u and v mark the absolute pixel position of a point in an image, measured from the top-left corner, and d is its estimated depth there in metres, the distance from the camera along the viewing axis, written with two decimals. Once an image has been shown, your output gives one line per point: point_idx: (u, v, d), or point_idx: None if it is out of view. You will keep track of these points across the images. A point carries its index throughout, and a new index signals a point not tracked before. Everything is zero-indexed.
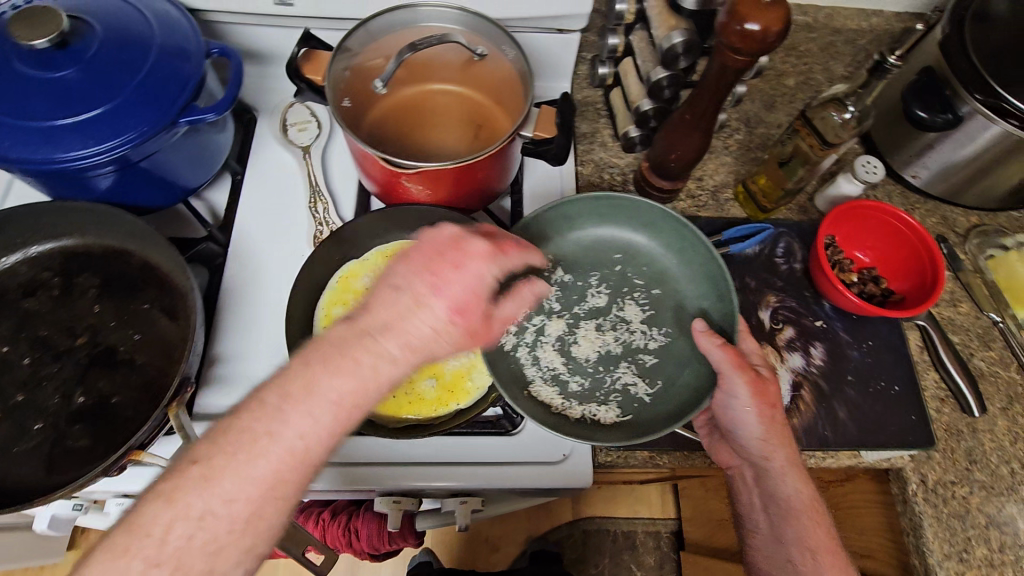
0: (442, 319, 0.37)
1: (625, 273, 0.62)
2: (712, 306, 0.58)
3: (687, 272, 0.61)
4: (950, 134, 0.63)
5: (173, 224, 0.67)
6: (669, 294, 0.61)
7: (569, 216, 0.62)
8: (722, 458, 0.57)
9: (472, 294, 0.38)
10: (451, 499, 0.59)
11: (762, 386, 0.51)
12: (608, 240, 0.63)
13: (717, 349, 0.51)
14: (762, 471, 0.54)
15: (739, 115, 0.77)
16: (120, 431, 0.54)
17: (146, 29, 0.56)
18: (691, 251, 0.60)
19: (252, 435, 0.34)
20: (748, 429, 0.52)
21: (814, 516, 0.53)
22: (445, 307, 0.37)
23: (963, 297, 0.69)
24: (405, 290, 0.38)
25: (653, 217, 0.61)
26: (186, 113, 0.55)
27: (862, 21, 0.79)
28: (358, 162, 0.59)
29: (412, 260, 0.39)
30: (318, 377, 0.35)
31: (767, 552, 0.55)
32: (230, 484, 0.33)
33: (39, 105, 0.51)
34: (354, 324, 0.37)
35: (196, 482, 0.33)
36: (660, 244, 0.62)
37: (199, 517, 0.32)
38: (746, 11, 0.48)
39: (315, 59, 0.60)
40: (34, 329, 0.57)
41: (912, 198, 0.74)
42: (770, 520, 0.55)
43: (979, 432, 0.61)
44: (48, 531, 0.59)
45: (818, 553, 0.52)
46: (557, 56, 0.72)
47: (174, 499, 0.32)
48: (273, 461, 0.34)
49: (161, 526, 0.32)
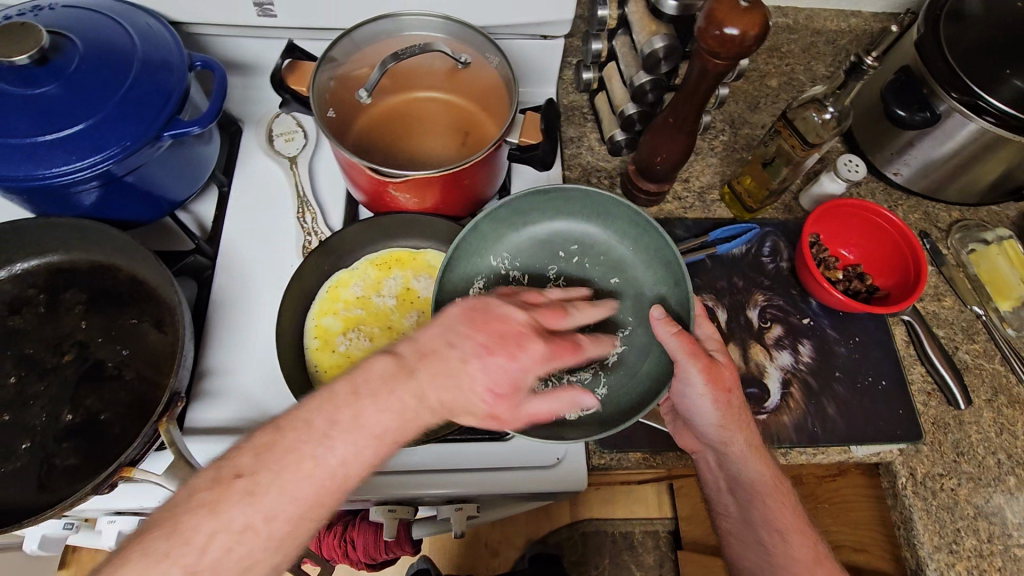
0: (480, 398, 0.40)
1: (583, 264, 0.60)
2: (670, 292, 0.56)
3: (644, 258, 0.58)
4: (929, 131, 0.64)
5: (160, 238, 0.67)
6: (628, 284, 0.58)
7: (520, 211, 0.59)
8: (687, 443, 0.57)
9: (513, 383, 0.41)
10: (447, 506, 0.60)
11: (715, 370, 0.51)
12: (563, 232, 0.61)
13: (673, 337, 0.50)
14: (724, 456, 0.54)
15: (724, 117, 0.78)
16: (109, 448, 0.53)
17: (128, 43, 0.56)
18: (646, 236, 0.57)
19: (299, 456, 0.36)
20: (704, 415, 0.53)
21: (779, 497, 0.54)
22: (487, 390, 0.40)
23: (946, 291, 0.70)
24: (457, 351, 0.40)
25: (605, 205, 0.58)
26: (169, 126, 0.55)
27: (842, 21, 0.78)
28: (344, 171, 0.59)
29: (475, 330, 0.41)
30: (367, 413, 0.37)
31: (738, 535, 0.55)
32: (272, 499, 0.35)
33: (21, 122, 0.51)
34: (402, 366, 0.39)
35: (241, 495, 0.34)
36: (615, 232, 0.59)
37: (241, 530, 0.34)
38: (724, 16, 0.48)
39: (298, 70, 0.60)
40: (19, 347, 0.57)
41: (895, 194, 0.75)
42: (738, 503, 0.55)
43: (965, 424, 0.62)
44: (39, 552, 0.57)
45: (787, 534, 0.53)
46: (541, 62, 0.72)
47: (218, 511, 0.34)
48: (315, 481, 0.36)
49: (203, 535, 0.34)
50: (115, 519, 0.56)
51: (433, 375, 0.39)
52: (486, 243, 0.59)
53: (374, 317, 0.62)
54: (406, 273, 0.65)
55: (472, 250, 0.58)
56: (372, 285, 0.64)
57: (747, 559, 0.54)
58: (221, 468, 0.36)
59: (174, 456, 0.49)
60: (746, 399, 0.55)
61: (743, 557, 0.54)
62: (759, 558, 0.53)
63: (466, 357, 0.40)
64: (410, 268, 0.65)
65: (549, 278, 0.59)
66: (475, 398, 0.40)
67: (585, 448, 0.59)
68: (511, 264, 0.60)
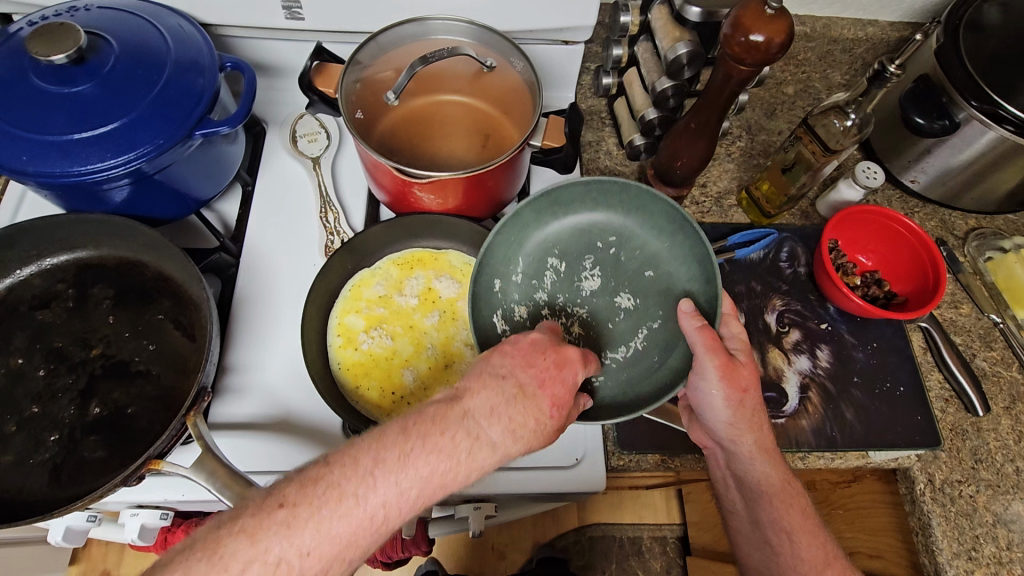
0: (547, 416, 0.42)
1: (619, 256, 0.60)
2: (700, 290, 0.55)
3: (678, 254, 0.58)
4: (947, 140, 0.65)
5: (185, 236, 0.68)
6: (662, 278, 0.58)
7: (562, 201, 0.60)
8: (697, 437, 0.57)
9: (564, 393, 0.43)
10: (465, 505, 0.60)
11: (733, 368, 0.51)
12: (604, 223, 0.61)
13: (696, 331, 0.50)
14: (733, 454, 0.54)
15: (742, 123, 0.79)
16: (135, 442, 0.54)
17: (161, 44, 0.57)
18: (682, 233, 0.57)
19: (339, 493, 0.36)
20: (716, 413, 0.53)
21: (784, 498, 0.53)
22: (550, 406, 0.42)
23: (963, 298, 0.70)
24: (511, 381, 0.42)
25: (644, 200, 0.58)
26: (200, 126, 0.56)
27: (858, 30, 0.76)
28: (370, 171, 0.60)
29: (515, 357, 0.44)
30: (415, 454, 0.37)
31: (746, 534, 0.56)
32: (309, 535, 0.34)
33: (57, 119, 0.52)
34: (448, 407, 0.40)
35: (278, 527, 0.34)
36: (652, 227, 0.59)
37: (274, 564, 0.34)
38: (751, 24, 0.49)
39: (325, 72, 0.62)
40: (48, 340, 0.58)
41: (912, 202, 0.75)
42: (746, 502, 0.55)
43: (984, 431, 0.62)
44: (62, 544, 0.57)
45: (794, 534, 0.52)
46: (563, 67, 0.73)
47: (256, 540, 0.34)
48: (352, 522, 0.36)
49: (240, 565, 0.33)
50: (137, 511, 0.56)
51: (486, 411, 0.40)
52: (526, 230, 0.60)
53: (396, 316, 0.63)
54: (428, 273, 0.65)
55: (512, 236, 0.59)
56: (394, 284, 0.65)
57: (754, 558, 0.55)
58: (268, 496, 0.36)
59: (201, 450, 0.48)
60: (761, 401, 0.55)
61: (750, 555, 0.55)
62: (764, 557, 0.54)
63: (524, 385, 0.42)
64: (432, 268, 0.66)
65: (585, 267, 0.60)
66: (542, 419, 0.42)
67: (603, 447, 0.59)
68: (550, 251, 0.61)
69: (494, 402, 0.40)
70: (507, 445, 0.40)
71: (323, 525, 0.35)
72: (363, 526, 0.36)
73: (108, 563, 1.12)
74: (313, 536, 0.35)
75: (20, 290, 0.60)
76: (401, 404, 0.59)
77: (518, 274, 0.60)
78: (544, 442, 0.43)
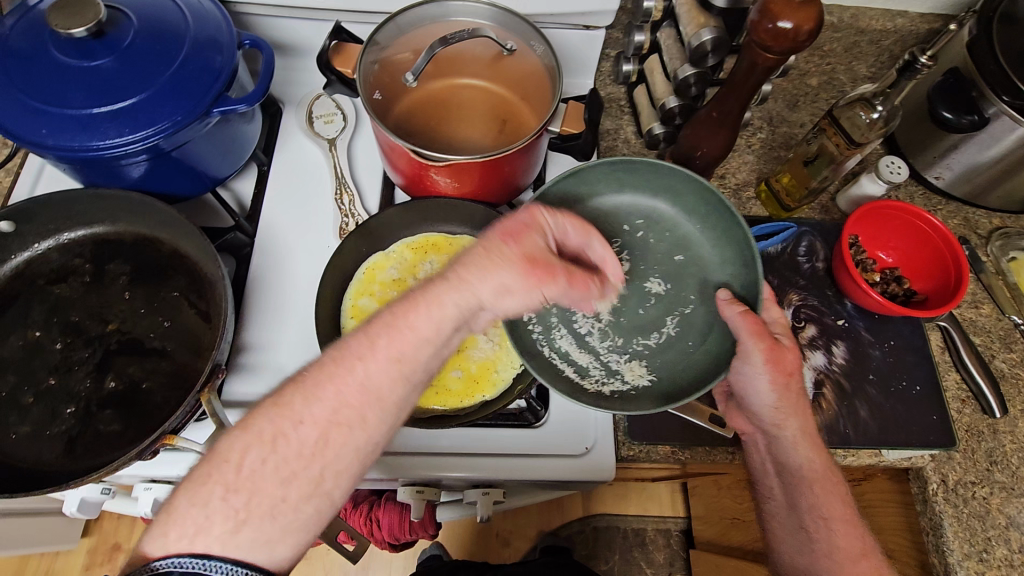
0: (497, 243, 0.45)
1: (647, 239, 0.60)
2: (737, 275, 0.57)
3: (711, 238, 0.59)
4: (975, 135, 0.63)
5: (201, 215, 0.68)
6: (691, 262, 0.59)
7: (589, 182, 0.60)
8: (736, 423, 0.57)
9: (515, 223, 0.46)
10: (473, 490, 0.60)
11: (778, 352, 0.51)
12: (630, 206, 0.61)
13: (738, 316, 0.52)
14: (775, 440, 0.54)
15: (763, 114, 0.77)
16: (149, 417, 0.54)
17: (180, 20, 0.56)
18: (716, 216, 0.58)
19: (321, 365, 0.41)
20: (760, 397, 0.53)
21: (829, 486, 0.53)
22: (501, 235, 0.45)
23: (984, 298, 0.68)
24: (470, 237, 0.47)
25: (675, 181, 0.59)
26: (218, 103, 0.56)
27: (888, 21, 0.74)
28: (385, 153, 0.59)
29: None
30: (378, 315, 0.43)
31: (782, 519, 0.55)
32: (298, 402, 0.39)
33: (77, 93, 0.52)
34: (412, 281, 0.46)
35: (267, 409, 0.39)
36: (682, 210, 0.60)
37: (271, 439, 0.38)
38: (780, 10, 0.48)
39: (344, 51, 0.60)
40: (65, 314, 0.58)
41: (935, 199, 0.74)
42: (784, 488, 0.55)
43: (1000, 434, 0.62)
44: (77, 515, 0.58)
45: (833, 522, 0.52)
46: (582, 52, 0.72)
47: (248, 426, 0.38)
48: (336, 383, 0.40)
49: (238, 453, 0.38)
50: (151, 486, 0.57)
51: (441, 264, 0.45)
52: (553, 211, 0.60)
53: None
54: (442, 258, 0.65)
55: None
56: (408, 268, 0.65)
57: (786, 546, 0.55)
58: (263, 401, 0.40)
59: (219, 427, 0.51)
60: (804, 387, 0.54)
61: (783, 541, 0.55)
62: (799, 544, 0.53)
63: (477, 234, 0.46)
64: (446, 253, 0.66)
65: (612, 250, 0.60)
66: (492, 247, 0.44)
67: (614, 439, 0.59)
68: None
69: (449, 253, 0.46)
70: (467, 280, 0.43)
71: (304, 386, 0.40)
72: (349, 385, 0.40)
73: (120, 536, 1.14)
74: (303, 402, 0.39)
75: (38, 264, 0.61)
76: None
77: None
78: (517, 265, 0.44)
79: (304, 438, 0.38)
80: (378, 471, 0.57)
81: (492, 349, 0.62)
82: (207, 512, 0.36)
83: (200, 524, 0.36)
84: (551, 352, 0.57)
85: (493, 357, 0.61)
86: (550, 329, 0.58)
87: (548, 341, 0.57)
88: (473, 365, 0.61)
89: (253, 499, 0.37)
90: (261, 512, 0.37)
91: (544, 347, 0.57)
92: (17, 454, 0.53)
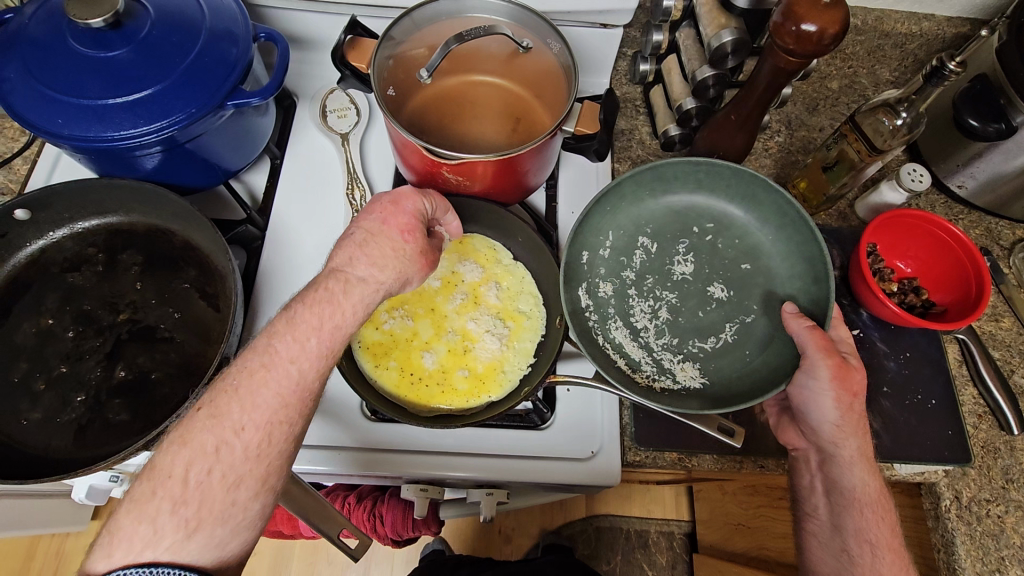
0: (401, 241, 0.48)
1: (716, 244, 0.62)
2: (804, 290, 0.57)
3: (782, 249, 0.60)
4: (1000, 144, 0.62)
5: (212, 207, 0.68)
6: (758, 271, 0.60)
7: (666, 178, 0.61)
8: (788, 439, 0.56)
9: (410, 218, 0.49)
10: (477, 490, 0.60)
11: (847, 373, 0.50)
12: (703, 208, 0.62)
13: (805, 330, 0.51)
14: (831, 459, 0.52)
15: (781, 117, 0.76)
16: (158, 409, 0.55)
17: (196, 11, 0.56)
18: (791, 229, 0.59)
19: (261, 377, 0.41)
20: (823, 414, 0.51)
21: (878, 510, 0.52)
22: (402, 232, 0.48)
23: (1005, 312, 0.67)
24: (359, 230, 0.47)
25: (754, 189, 0.60)
26: (232, 96, 0.56)
27: (913, 24, 0.72)
28: (398, 150, 0.59)
29: (363, 219, 0.48)
30: (299, 314, 0.43)
31: (823, 538, 0.55)
32: (235, 412, 0.40)
33: (93, 83, 0.52)
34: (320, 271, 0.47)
35: (205, 419, 0.40)
36: (757, 218, 0.61)
37: (214, 450, 0.39)
38: (803, 12, 0.47)
39: (358, 46, 0.60)
40: (78, 303, 0.59)
41: (957, 209, 0.72)
42: (831, 507, 0.54)
43: (1017, 451, 0.60)
44: (86, 501, 0.59)
45: (878, 548, 0.51)
46: (599, 50, 0.71)
47: (186, 442, 0.39)
48: (273, 388, 0.41)
49: (182, 468, 0.38)
50: None
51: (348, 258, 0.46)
52: (623, 203, 0.62)
53: (418, 298, 0.63)
54: (452, 257, 0.65)
55: (608, 208, 0.61)
56: None
57: (823, 565, 0.54)
58: None
59: None
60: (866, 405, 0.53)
61: (821, 561, 0.54)
62: (838, 565, 0.53)
63: (369, 229, 0.47)
64: (456, 252, 0.66)
65: (679, 250, 0.62)
66: (398, 246, 0.47)
67: (620, 443, 0.58)
68: (642, 229, 0.62)
69: (349, 251, 0.46)
70: (375, 274, 0.46)
71: (241, 393, 0.40)
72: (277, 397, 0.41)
73: None
74: (241, 411, 0.40)
75: (52, 252, 0.61)
76: (420, 386, 0.59)
77: (607, 248, 0.61)
78: (417, 263, 0.49)
79: (246, 444, 0.40)
80: (376, 468, 0.57)
81: (498, 349, 0.61)
82: (156, 527, 0.37)
83: (148, 540, 0.36)
84: (605, 342, 0.58)
85: (500, 357, 0.61)
86: (606, 318, 0.59)
87: (603, 331, 0.58)
88: (480, 365, 0.60)
89: (204, 508, 0.38)
90: (205, 531, 0.38)
91: (599, 335, 0.58)
92: (30, 439, 0.54)
